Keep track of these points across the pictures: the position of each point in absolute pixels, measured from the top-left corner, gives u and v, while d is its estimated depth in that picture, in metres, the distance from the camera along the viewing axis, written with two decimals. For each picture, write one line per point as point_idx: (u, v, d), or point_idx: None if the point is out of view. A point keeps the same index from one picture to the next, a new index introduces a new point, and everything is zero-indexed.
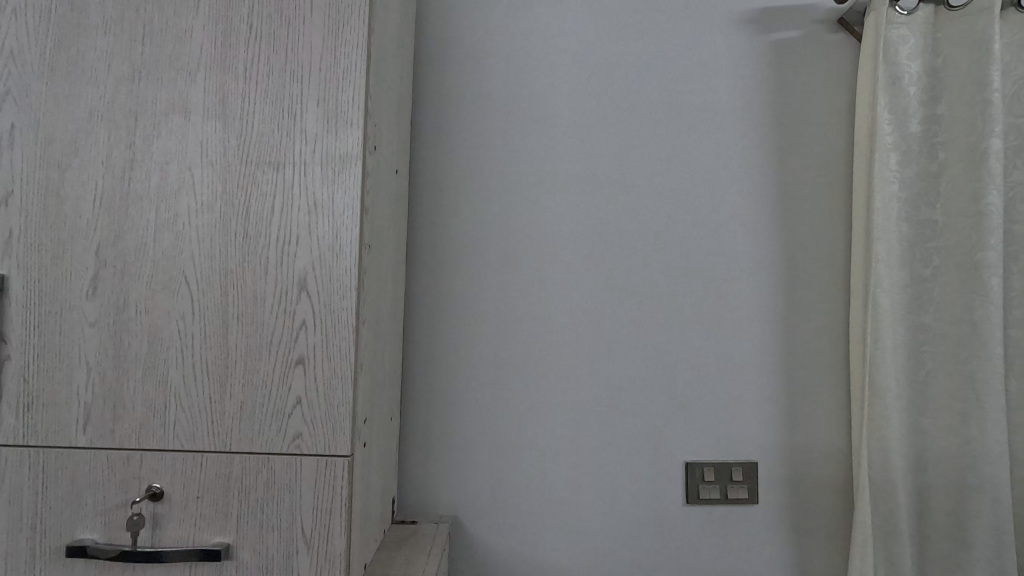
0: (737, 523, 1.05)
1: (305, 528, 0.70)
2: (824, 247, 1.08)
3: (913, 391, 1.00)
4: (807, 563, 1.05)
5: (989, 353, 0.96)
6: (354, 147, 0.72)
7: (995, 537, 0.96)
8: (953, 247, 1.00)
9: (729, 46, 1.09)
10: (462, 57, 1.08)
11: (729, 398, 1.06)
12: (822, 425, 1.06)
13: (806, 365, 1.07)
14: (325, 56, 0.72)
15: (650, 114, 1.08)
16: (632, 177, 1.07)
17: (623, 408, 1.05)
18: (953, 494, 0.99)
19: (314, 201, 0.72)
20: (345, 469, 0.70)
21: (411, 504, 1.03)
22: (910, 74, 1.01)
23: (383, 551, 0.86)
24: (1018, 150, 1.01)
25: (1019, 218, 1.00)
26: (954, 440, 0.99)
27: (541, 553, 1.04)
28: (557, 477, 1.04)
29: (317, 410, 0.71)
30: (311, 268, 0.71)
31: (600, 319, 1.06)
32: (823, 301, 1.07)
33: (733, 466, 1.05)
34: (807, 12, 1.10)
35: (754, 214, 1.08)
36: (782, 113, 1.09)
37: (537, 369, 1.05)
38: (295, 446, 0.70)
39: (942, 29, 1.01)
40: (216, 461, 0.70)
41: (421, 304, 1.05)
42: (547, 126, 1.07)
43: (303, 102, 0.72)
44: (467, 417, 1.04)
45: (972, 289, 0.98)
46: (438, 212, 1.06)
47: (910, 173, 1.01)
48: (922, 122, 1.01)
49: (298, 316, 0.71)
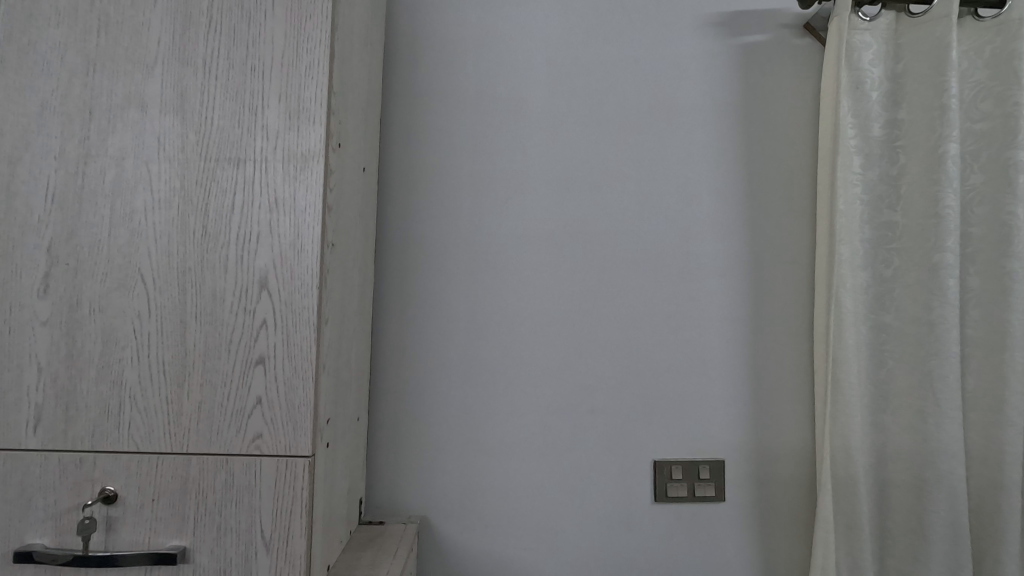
0: (704, 520, 1.06)
1: (264, 530, 0.69)
2: (790, 248, 1.10)
3: (874, 389, 1.03)
4: (772, 559, 1.07)
5: (946, 352, 0.99)
6: (317, 144, 0.71)
7: (952, 533, 0.98)
8: (913, 248, 1.02)
9: (698, 49, 1.10)
10: (434, 54, 1.08)
11: (697, 397, 1.07)
12: (788, 424, 1.08)
13: (772, 364, 1.08)
14: (287, 51, 0.71)
15: (621, 115, 1.09)
16: (602, 178, 1.08)
17: (593, 408, 1.06)
18: (911, 491, 1.01)
19: (276, 198, 0.71)
20: (306, 469, 0.69)
21: (379, 504, 1.02)
22: (873, 79, 1.03)
23: (348, 552, 0.86)
24: (974, 155, 1.03)
25: (976, 221, 1.03)
26: (913, 436, 1.01)
27: (510, 553, 1.04)
28: (527, 476, 1.05)
29: (277, 410, 0.70)
30: (272, 266, 0.70)
31: (569, 318, 1.06)
32: (790, 301, 1.09)
33: (701, 464, 1.06)
34: (774, 16, 1.11)
35: (723, 216, 1.09)
36: (749, 115, 1.10)
37: (507, 369, 1.05)
38: (254, 446, 0.69)
39: (903, 35, 1.04)
40: (173, 463, 0.68)
41: (391, 304, 1.05)
42: (518, 125, 1.07)
43: (264, 98, 0.71)
44: (437, 417, 1.04)
45: (931, 290, 1.00)
46: (409, 211, 1.06)
47: (871, 176, 1.04)
48: (883, 126, 1.04)
49: (258, 315, 0.70)
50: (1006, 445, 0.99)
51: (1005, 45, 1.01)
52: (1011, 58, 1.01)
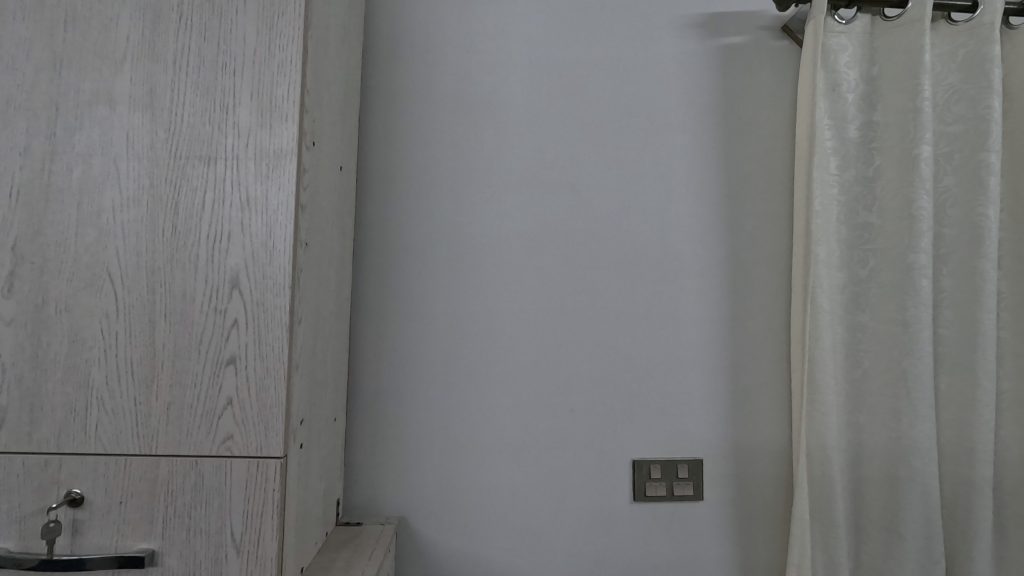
0: (683, 519, 1.07)
1: (235, 532, 0.68)
2: (768, 248, 1.10)
3: (849, 388, 1.05)
4: (750, 557, 1.07)
5: (919, 352, 1.00)
6: (289, 143, 0.71)
7: (925, 529, 0.99)
8: (888, 249, 1.03)
9: (678, 50, 1.11)
10: (414, 53, 1.07)
11: (676, 397, 1.08)
12: (766, 423, 1.09)
13: (751, 363, 1.09)
14: (259, 48, 0.70)
15: (600, 115, 1.09)
16: (582, 179, 1.08)
17: (572, 407, 1.06)
18: (885, 488, 1.02)
19: (247, 196, 0.70)
20: (278, 471, 0.69)
21: (358, 505, 1.02)
22: (849, 81, 1.04)
23: (323, 554, 0.85)
24: (948, 156, 1.05)
25: (950, 222, 1.04)
26: (887, 435, 1.02)
27: (488, 553, 1.04)
28: (506, 477, 1.04)
29: (248, 411, 0.69)
30: (244, 265, 0.70)
31: (548, 317, 1.06)
32: (768, 301, 1.10)
33: (680, 463, 1.07)
34: (753, 18, 1.12)
35: (701, 216, 1.10)
36: (729, 116, 1.11)
37: (486, 369, 1.05)
38: (225, 448, 0.69)
39: (878, 38, 1.05)
40: (142, 464, 0.68)
41: (370, 303, 1.04)
42: (497, 125, 1.07)
43: (235, 95, 0.70)
44: (415, 417, 1.04)
45: (904, 290, 1.01)
46: (388, 210, 1.05)
47: (848, 177, 1.05)
48: (859, 128, 1.05)
49: (230, 315, 0.69)
50: (977, 442, 1.00)
51: (977, 49, 1.03)
52: (983, 62, 1.02)
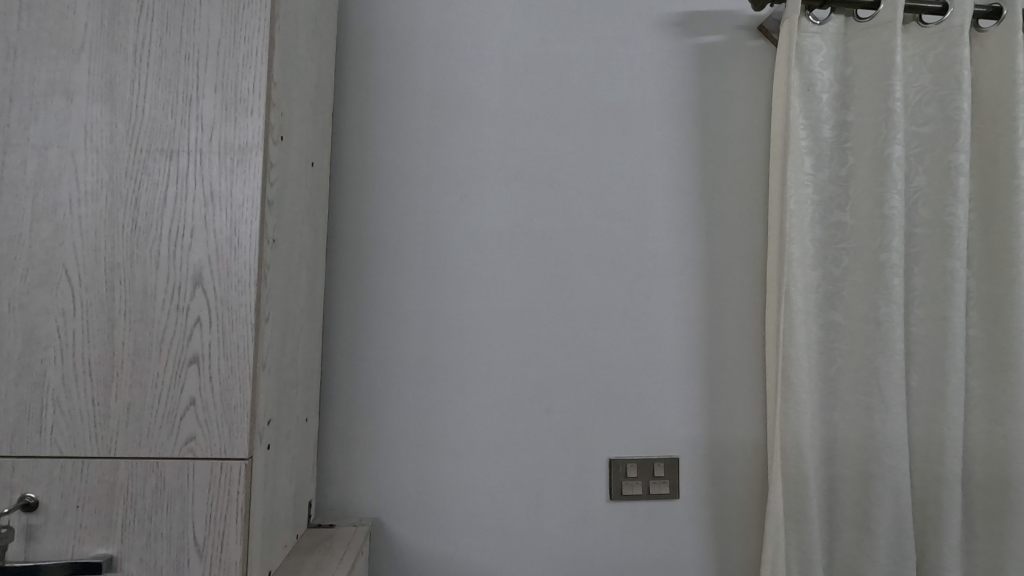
0: (659, 518, 1.07)
1: (198, 536, 0.66)
2: (744, 247, 1.11)
3: (823, 386, 1.06)
4: (726, 555, 1.08)
5: (892, 349, 1.01)
6: (255, 137, 0.69)
7: (897, 525, 1.00)
8: (861, 248, 1.04)
9: (655, 49, 1.11)
10: (389, 48, 1.06)
11: (652, 395, 1.08)
12: (741, 421, 1.09)
13: (727, 361, 1.10)
14: (224, 40, 0.69)
15: (578, 113, 1.08)
16: (558, 177, 1.08)
17: (549, 407, 1.05)
18: (858, 484, 1.03)
19: (211, 191, 0.68)
20: (243, 473, 0.67)
21: (331, 506, 1.00)
22: (823, 81, 1.05)
23: (292, 557, 0.83)
24: (918, 157, 1.06)
25: (921, 221, 1.06)
26: (860, 431, 1.03)
27: (464, 554, 1.03)
28: (482, 476, 1.04)
29: (212, 412, 0.67)
30: (207, 262, 0.68)
31: (523, 316, 1.06)
32: (743, 300, 1.10)
33: (656, 462, 1.07)
34: (729, 17, 1.13)
35: (678, 215, 1.10)
36: (706, 116, 1.11)
37: (462, 368, 1.04)
38: (188, 450, 0.67)
39: (852, 39, 1.06)
40: (100, 467, 0.66)
41: (343, 301, 1.02)
42: (473, 122, 1.06)
43: (199, 87, 0.68)
44: (390, 417, 1.02)
45: (877, 289, 1.02)
46: (362, 207, 1.04)
47: (822, 176, 1.06)
48: (833, 128, 1.06)
49: (193, 313, 0.67)
50: (947, 439, 1.02)
51: (947, 50, 1.04)
52: (953, 63, 1.03)
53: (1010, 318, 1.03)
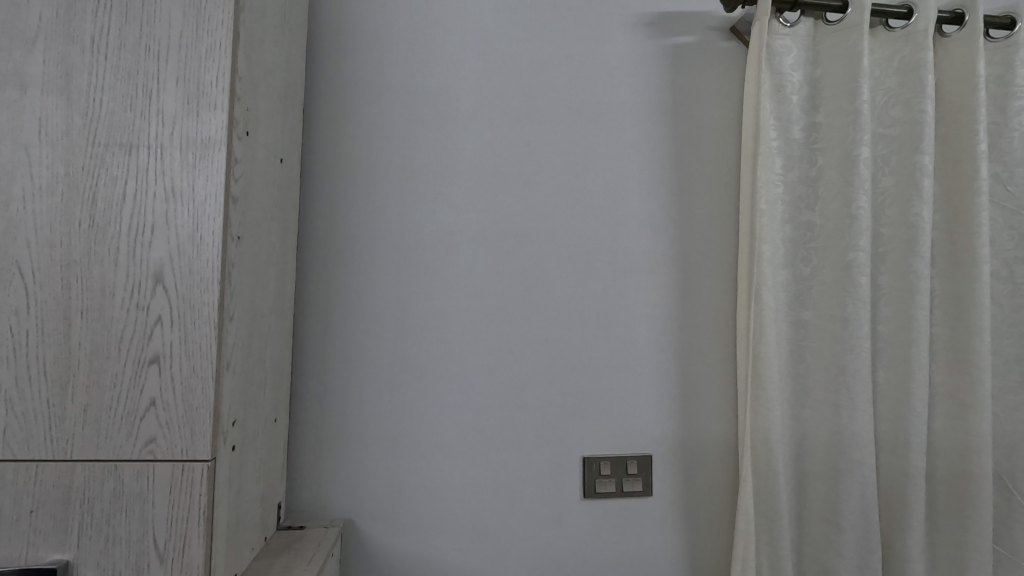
0: (633, 515, 1.08)
1: (158, 540, 0.65)
2: (716, 246, 1.12)
3: (794, 383, 1.07)
4: (698, 551, 1.09)
5: (859, 347, 1.02)
6: (219, 131, 0.68)
7: (863, 518, 1.02)
8: (829, 248, 1.06)
9: (629, 49, 1.11)
10: (362, 44, 1.05)
11: (625, 394, 1.08)
12: (713, 418, 1.10)
13: (700, 359, 1.11)
14: (186, 32, 0.67)
15: (552, 112, 1.08)
16: (533, 175, 1.08)
17: (523, 405, 1.05)
18: (827, 479, 1.05)
19: (173, 187, 0.67)
20: (205, 474, 0.66)
21: (302, 508, 0.99)
22: (793, 82, 1.06)
23: (259, 560, 0.82)
24: (885, 158, 1.09)
25: (887, 221, 1.08)
26: (829, 427, 1.05)
27: (437, 554, 1.02)
28: (455, 475, 1.03)
29: (173, 413, 0.66)
30: (168, 259, 0.66)
31: (497, 314, 1.06)
32: (715, 298, 1.12)
33: (629, 459, 1.07)
34: (702, 18, 1.14)
35: (651, 214, 1.11)
36: (679, 115, 1.12)
37: (435, 367, 1.04)
38: (148, 451, 0.65)
39: (821, 42, 1.08)
40: (55, 470, 0.64)
41: (314, 300, 1.01)
42: (447, 119, 1.06)
43: (160, 80, 0.66)
44: (362, 417, 1.01)
45: (845, 288, 1.04)
46: (334, 204, 1.02)
47: (792, 177, 1.07)
48: (803, 129, 1.08)
49: (153, 311, 0.66)
50: (911, 434, 1.04)
51: (913, 54, 1.06)
52: (918, 67, 1.05)
53: (972, 316, 1.05)
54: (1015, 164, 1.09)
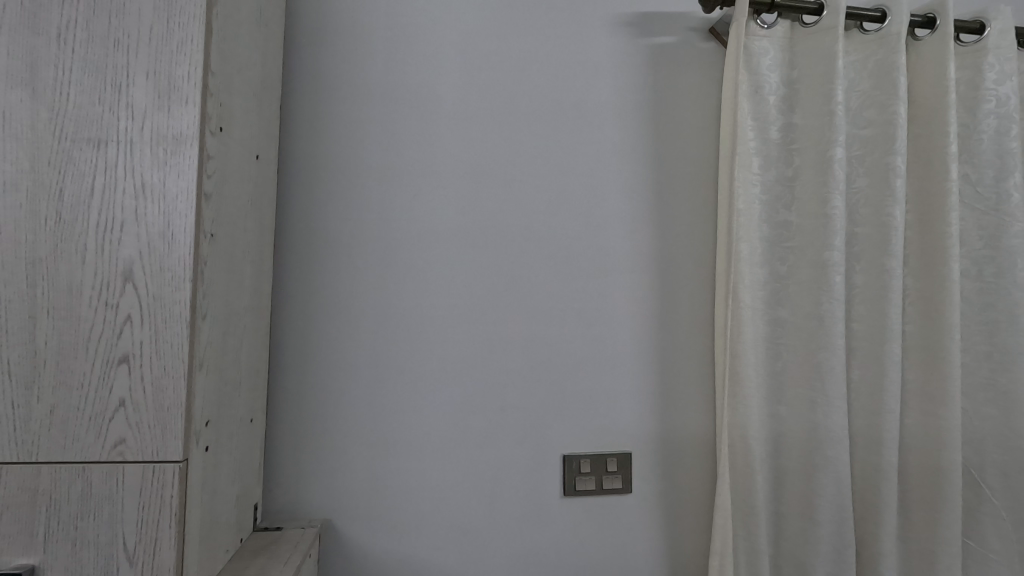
0: (613, 512, 1.08)
1: (127, 543, 0.64)
2: (695, 245, 1.13)
3: (771, 381, 1.09)
4: (677, 547, 1.10)
5: (833, 345, 1.04)
6: (190, 127, 0.67)
7: (838, 513, 1.04)
8: (804, 247, 1.08)
9: (609, 48, 1.12)
10: (341, 40, 1.04)
11: (605, 392, 1.09)
12: (692, 415, 1.11)
13: (679, 357, 1.12)
14: (156, 25, 0.66)
15: (532, 110, 1.08)
16: (514, 174, 1.07)
17: (504, 404, 1.05)
18: (803, 475, 1.06)
19: (142, 183, 0.65)
20: (176, 476, 0.65)
21: (279, 509, 0.98)
22: (771, 83, 1.08)
23: (234, 562, 0.81)
24: (859, 159, 1.10)
25: (862, 221, 1.10)
26: (805, 424, 1.06)
27: (416, 554, 1.02)
28: (434, 475, 1.03)
29: (143, 413, 0.64)
30: (138, 257, 0.65)
31: (477, 313, 1.05)
32: (694, 297, 1.13)
33: (609, 457, 1.08)
34: (682, 19, 1.15)
35: (631, 212, 1.11)
36: (659, 115, 1.13)
37: (414, 366, 1.03)
38: (117, 453, 0.64)
39: (797, 44, 1.09)
40: (20, 472, 0.62)
41: (292, 298, 1.00)
42: (427, 117, 1.05)
43: (130, 75, 0.65)
44: (341, 416, 1.00)
45: (820, 286, 1.05)
46: (312, 202, 1.01)
47: (769, 177, 1.09)
48: (780, 130, 1.09)
49: (122, 310, 0.65)
50: (885, 430, 1.06)
51: (886, 57, 1.08)
52: (891, 70, 1.07)
53: (942, 315, 1.07)
54: (985, 165, 1.12)
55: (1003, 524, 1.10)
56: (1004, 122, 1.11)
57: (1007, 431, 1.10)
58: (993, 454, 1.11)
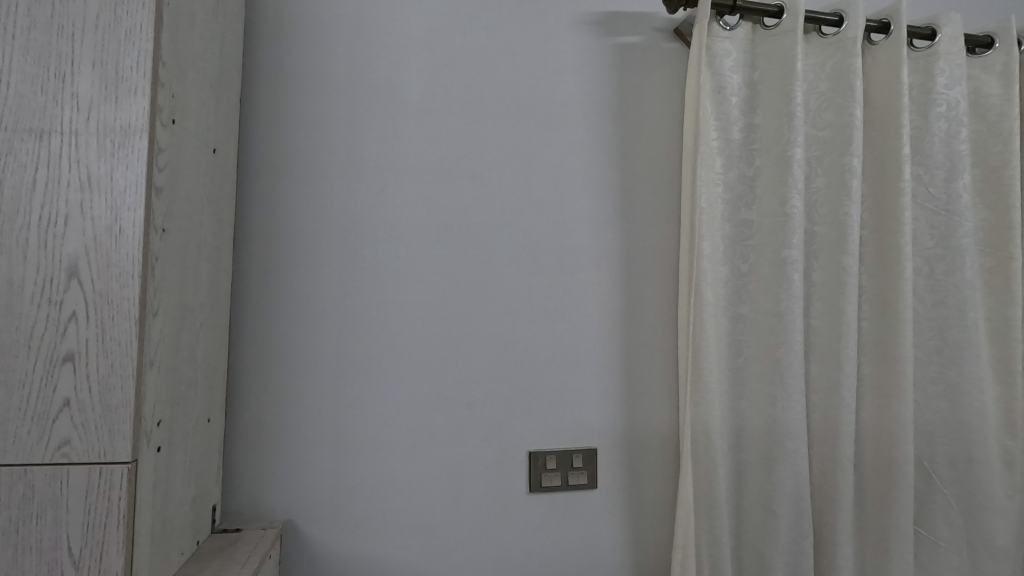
0: (578, 508, 1.09)
1: (73, 547, 0.62)
2: (659, 243, 1.14)
3: (732, 376, 1.11)
4: (641, 541, 1.11)
5: (792, 341, 1.06)
6: (140, 118, 0.65)
7: (796, 505, 1.06)
8: (764, 245, 1.10)
9: (575, 47, 1.12)
10: (303, 33, 1.02)
11: (571, 389, 1.10)
12: (656, 411, 1.13)
13: (644, 354, 1.13)
14: (103, 12, 0.64)
15: (498, 107, 1.08)
16: (480, 171, 1.07)
17: (470, 401, 1.05)
18: (763, 468, 1.08)
19: (88, 176, 0.63)
20: (124, 477, 0.63)
21: (239, 509, 0.96)
22: (733, 84, 1.10)
23: (189, 565, 0.79)
24: (817, 159, 1.13)
25: (820, 220, 1.13)
26: (765, 419, 1.08)
27: (381, 553, 1.01)
28: (399, 473, 1.02)
29: (89, 413, 0.62)
30: (84, 252, 0.63)
31: (443, 310, 1.05)
32: (658, 294, 1.14)
33: (575, 453, 1.08)
34: (647, 19, 1.16)
35: (596, 210, 1.12)
36: (624, 114, 1.14)
37: (378, 364, 1.02)
38: (62, 454, 0.62)
39: (758, 46, 1.11)
40: None
41: (252, 295, 0.98)
42: (391, 112, 1.04)
43: (75, 64, 0.63)
44: (303, 415, 0.99)
45: (779, 284, 1.07)
46: (274, 198, 1.00)
47: (730, 176, 1.11)
48: (741, 130, 1.11)
49: (67, 307, 0.63)
50: (841, 424, 1.09)
51: (843, 60, 1.11)
52: (847, 73, 1.10)
53: (896, 312, 1.11)
54: (936, 167, 1.16)
55: (953, 513, 1.14)
56: (954, 125, 1.15)
57: (956, 423, 1.15)
58: (943, 446, 1.15)
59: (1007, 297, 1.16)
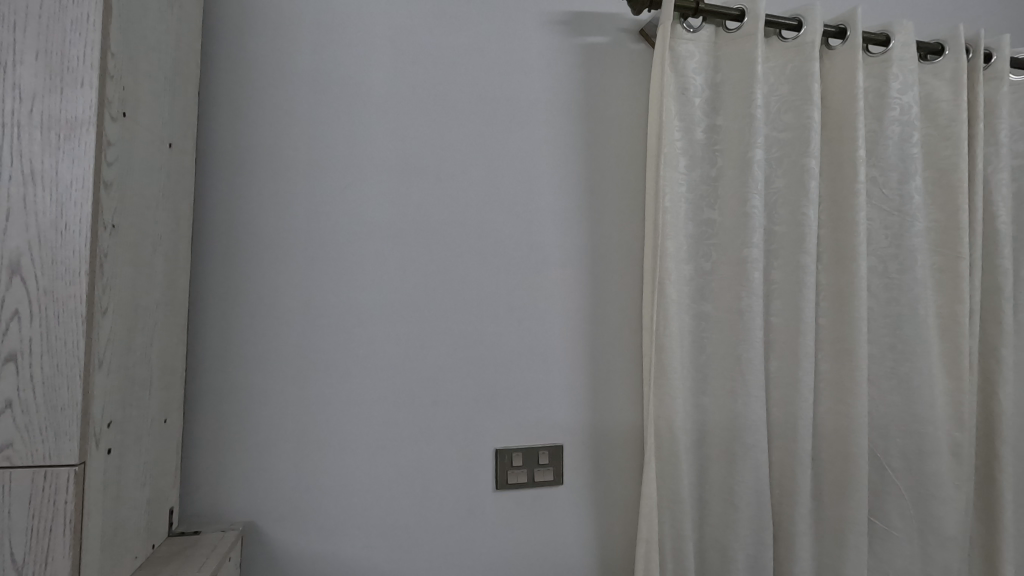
0: (544, 504, 1.10)
1: (16, 553, 0.60)
2: (624, 241, 1.16)
3: (695, 372, 1.13)
4: (606, 536, 1.13)
5: (752, 337, 1.08)
6: (87, 110, 0.63)
7: (756, 497, 1.08)
8: (725, 244, 1.12)
9: (541, 46, 1.13)
10: (264, 26, 1.00)
11: (537, 386, 1.10)
12: (621, 407, 1.14)
13: (609, 351, 1.14)
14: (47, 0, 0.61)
15: (465, 106, 1.08)
16: (447, 168, 1.07)
17: (436, 399, 1.05)
18: (725, 463, 1.11)
19: (31, 169, 0.61)
20: (71, 480, 0.61)
21: (198, 512, 0.94)
22: (695, 86, 1.12)
23: (144, 569, 0.77)
24: (777, 161, 1.16)
25: (780, 220, 1.16)
26: (726, 414, 1.11)
27: (345, 552, 1.00)
28: (364, 472, 1.01)
29: (32, 415, 0.60)
30: (26, 249, 0.61)
31: (408, 308, 1.04)
32: (622, 292, 1.15)
33: (541, 450, 1.09)
34: (613, 20, 1.17)
35: (562, 209, 1.13)
36: (590, 114, 1.14)
37: (342, 362, 1.01)
38: (3, 458, 0.60)
39: (721, 48, 1.13)
40: None
41: (211, 294, 0.96)
42: (355, 109, 1.03)
43: (17, 52, 0.60)
44: (264, 415, 0.97)
45: (741, 282, 1.09)
46: (233, 194, 0.98)
47: (693, 177, 1.13)
48: (704, 131, 1.13)
49: (7, 306, 0.60)
50: (799, 418, 1.12)
51: (801, 64, 1.14)
52: (805, 76, 1.13)
53: (851, 309, 1.14)
54: (889, 169, 1.20)
55: (905, 502, 1.18)
56: (906, 129, 1.19)
57: (909, 416, 1.19)
58: (896, 438, 1.20)
59: (956, 294, 1.21)
